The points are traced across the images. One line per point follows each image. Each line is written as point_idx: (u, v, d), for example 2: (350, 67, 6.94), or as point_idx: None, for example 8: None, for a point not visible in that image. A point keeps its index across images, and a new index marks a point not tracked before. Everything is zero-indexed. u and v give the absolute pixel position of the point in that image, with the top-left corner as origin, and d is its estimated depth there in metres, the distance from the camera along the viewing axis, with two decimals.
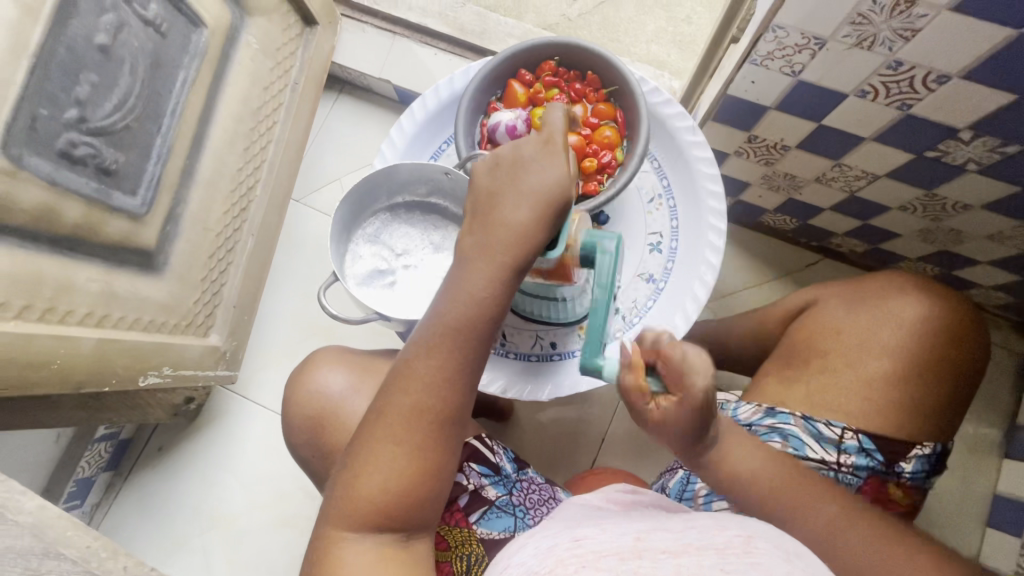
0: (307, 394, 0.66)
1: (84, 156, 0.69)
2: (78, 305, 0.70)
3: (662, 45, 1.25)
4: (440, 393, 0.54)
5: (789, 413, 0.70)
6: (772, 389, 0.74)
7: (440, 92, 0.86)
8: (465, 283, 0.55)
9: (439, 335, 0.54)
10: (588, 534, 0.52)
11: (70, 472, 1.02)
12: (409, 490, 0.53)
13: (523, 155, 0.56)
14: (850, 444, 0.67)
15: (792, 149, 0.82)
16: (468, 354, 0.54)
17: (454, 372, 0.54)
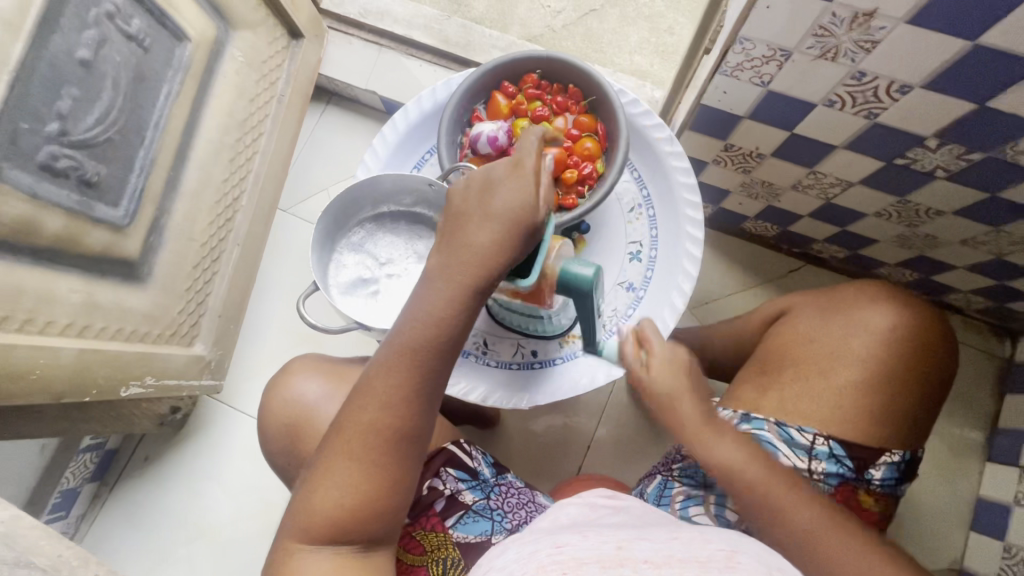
0: (285, 401, 0.66)
1: (66, 169, 0.69)
2: (58, 315, 0.70)
3: (645, 55, 1.27)
4: (397, 414, 0.54)
5: (764, 419, 0.71)
6: (747, 396, 0.75)
7: (424, 103, 0.88)
8: (426, 299, 0.55)
9: (399, 355, 0.55)
10: (569, 541, 0.55)
11: (55, 483, 1.02)
12: (368, 507, 0.54)
13: (494, 175, 0.57)
14: (820, 450, 0.68)
15: (768, 157, 0.83)
16: (429, 371, 0.55)
17: (414, 393, 0.55)
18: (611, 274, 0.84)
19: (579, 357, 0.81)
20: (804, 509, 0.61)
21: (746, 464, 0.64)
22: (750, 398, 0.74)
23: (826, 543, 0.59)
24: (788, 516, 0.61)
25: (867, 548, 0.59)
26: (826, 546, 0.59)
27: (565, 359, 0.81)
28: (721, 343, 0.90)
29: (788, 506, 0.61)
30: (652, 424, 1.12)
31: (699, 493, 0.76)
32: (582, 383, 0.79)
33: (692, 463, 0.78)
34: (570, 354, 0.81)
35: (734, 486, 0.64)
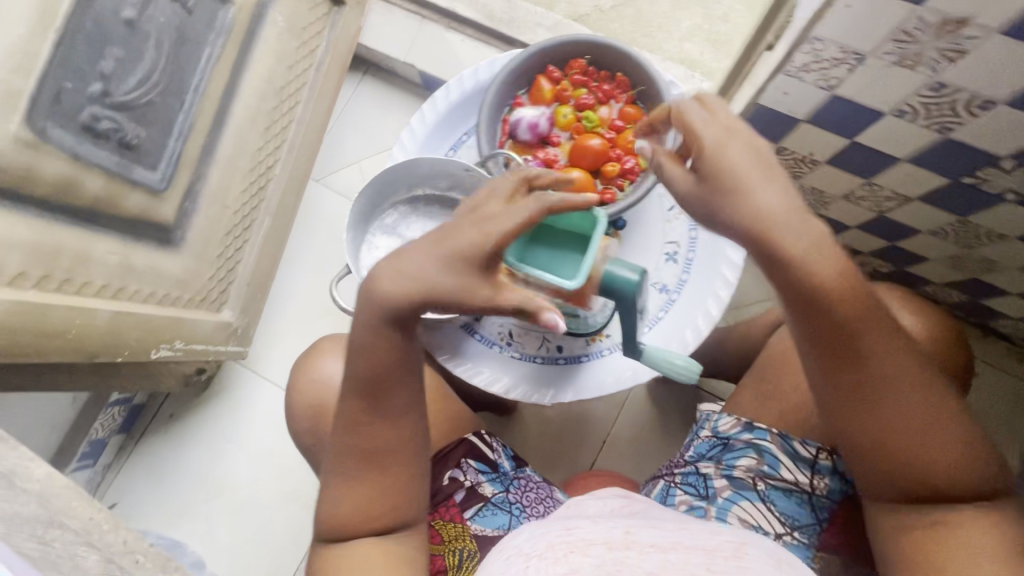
0: (310, 381, 0.66)
1: (107, 130, 0.69)
2: (95, 276, 0.71)
3: (695, 43, 1.21)
4: (366, 434, 0.56)
5: (767, 430, 0.75)
6: (752, 400, 0.79)
7: (465, 82, 0.84)
8: (358, 346, 0.53)
9: (351, 389, 0.55)
10: (579, 526, 0.57)
11: (85, 433, 1.06)
12: (378, 508, 0.58)
13: (484, 229, 0.49)
14: (823, 465, 0.72)
15: (822, 164, 0.79)
16: (389, 399, 0.56)
17: (377, 412, 0.56)
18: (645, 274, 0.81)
19: (605, 357, 0.80)
20: (882, 356, 0.52)
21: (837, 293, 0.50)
22: (752, 405, 0.79)
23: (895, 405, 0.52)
24: (864, 367, 0.52)
25: (946, 419, 0.52)
26: (895, 412, 0.52)
27: (590, 356, 0.80)
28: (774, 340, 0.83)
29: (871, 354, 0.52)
30: (669, 426, 1.11)
31: (701, 505, 0.75)
32: (607, 384, 0.79)
33: (692, 470, 0.79)
34: (596, 353, 0.80)
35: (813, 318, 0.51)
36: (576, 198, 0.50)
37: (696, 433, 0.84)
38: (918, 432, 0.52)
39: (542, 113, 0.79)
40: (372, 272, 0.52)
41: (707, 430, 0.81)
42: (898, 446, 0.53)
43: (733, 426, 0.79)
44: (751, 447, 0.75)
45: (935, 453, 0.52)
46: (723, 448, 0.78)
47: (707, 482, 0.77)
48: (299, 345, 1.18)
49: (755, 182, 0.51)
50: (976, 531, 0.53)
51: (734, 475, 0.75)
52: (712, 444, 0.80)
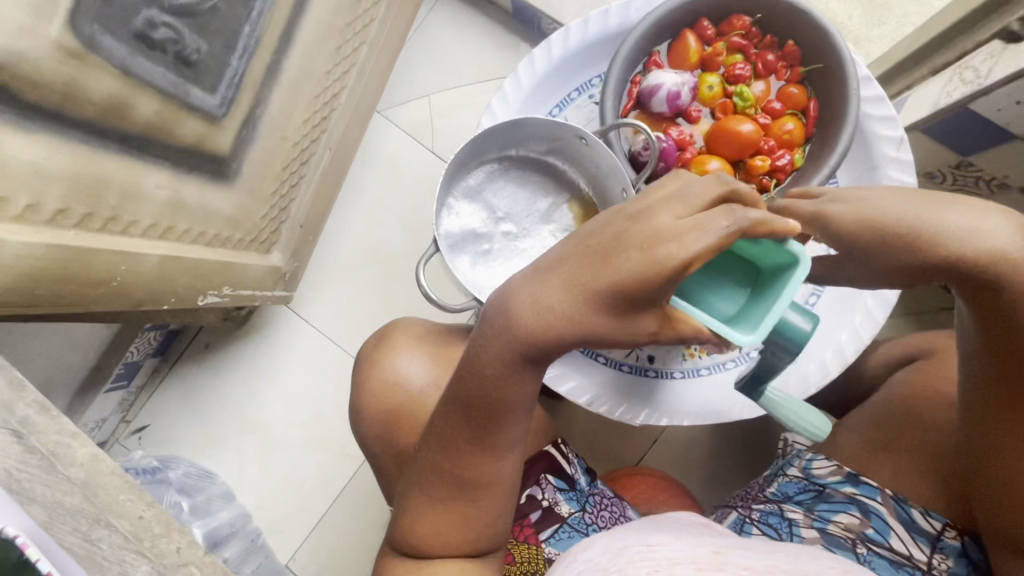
0: (383, 383, 0.58)
1: (163, 41, 0.56)
2: (144, 215, 0.62)
3: (845, 2, 1.01)
4: (468, 456, 0.47)
5: (875, 487, 0.60)
6: (858, 447, 0.65)
7: (589, 26, 0.68)
8: (477, 367, 0.44)
9: (460, 407, 0.46)
10: (661, 541, 0.48)
11: (120, 355, 1.01)
12: (468, 531, 0.50)
13: (658, 255, 0.38)
14: (948, 543, 0.57)
15: (1012, 190, 0.65)
16: (496, 432, 0.47)
17: (483, 436, 0.46)
18: None
19: (703, 377, 0.70)
20: None
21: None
22: (859, 453, 0.64)
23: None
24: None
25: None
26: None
27: (684, 374, 0.70)
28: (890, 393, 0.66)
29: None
30: (731, 437, 1.03)
31: None
32: (704, 410, 0.69)
33: (774, 510, 0.64)
34: (691, 370, 0.70)
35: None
36: (778, 219, 0.38)
37: (780, 470, 0.69)
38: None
39: (688, 82, 0.64)
40: (509, 286, 0.43)
41: (796, 469, 0.67)
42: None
43: (833, 472, 0.64)
44: (852, 501, 0.60)
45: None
46: (816, 495, 0.63)
47: (792, 527, 0.61)
48: (345, 291, 1.10)
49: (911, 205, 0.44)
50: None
51: (828, 529, 0.60)
52: (801, 487, 0.65)
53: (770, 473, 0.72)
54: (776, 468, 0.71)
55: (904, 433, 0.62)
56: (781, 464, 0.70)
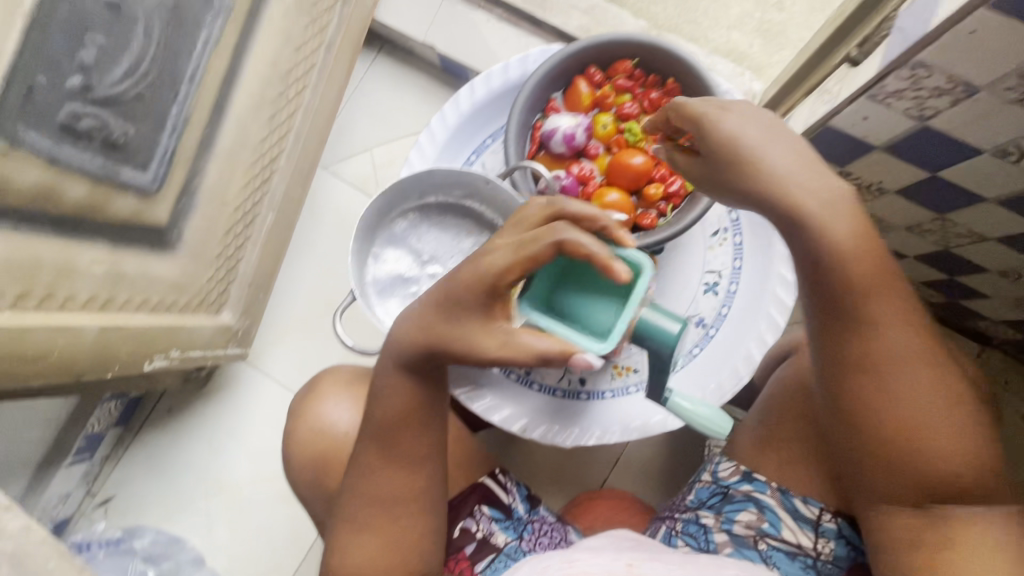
0: (312, 430, 0.62)
1: (90, 130, 0.61)
2: (80, 290, 0.65)
3: (744, 34, 1.10)
4: (382, 470, 0.54)
5: (766, 482, 0.65)
6: (752, 445, 0.68)
7: (492, 80, 0.75)
8: (384, 388, 0.54)
9: (374, 427, 0.54)
10: (581, 557, 0.50)
11: (80, 428, 1.02)
12: (386, 549, 0.54)
13: (481, 266, 0.48)
14: (827, 528, 0.62)
15: (889, 193, 0.71)
16: (406, 446, 0.54)
17: (395, 449, 0.54)
18: (681, 304, 0.74)
19: (632, 394, 0.72)
20: (888, 319, 0.52)
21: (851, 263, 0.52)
22: (753, 452, 0.67)
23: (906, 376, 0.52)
24: (872, 329, 0.52)
25: (955, 405, 0.52)
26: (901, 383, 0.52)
27: (614, 393, 0.73)
28: (778, 386, 0.71)
29: (880, 321, 0.52)
30: (688, 450, 1.05)
31: None
32: (634, 426, 0.71)
33: (692, 518, 0.67)
34: (621, 389, 0.73)
35: (829, 280, 0.52)
36: (601, 254, 0.46)
37: (698, 477, 0.72)
38: (924, 408, 0.51)
39: (581, 123, 0.70)
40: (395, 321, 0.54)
41: (706, 475, 0.70)
42: (902, 424, 0.52)
43: (734, 473, 0.67)
44: (750, 500, 0.64)
45: (942, 435, 0.51)
46: (722, 497, 0.66)
47: (707, 534, 0.64)
48: (303, 343, 1.13)
49: (775, 137, 0.53)
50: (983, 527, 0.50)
51: (734, 531, 0.63)
52: (712, 491, 0.68)
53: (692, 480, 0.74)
54: (696, 476, 0.74)
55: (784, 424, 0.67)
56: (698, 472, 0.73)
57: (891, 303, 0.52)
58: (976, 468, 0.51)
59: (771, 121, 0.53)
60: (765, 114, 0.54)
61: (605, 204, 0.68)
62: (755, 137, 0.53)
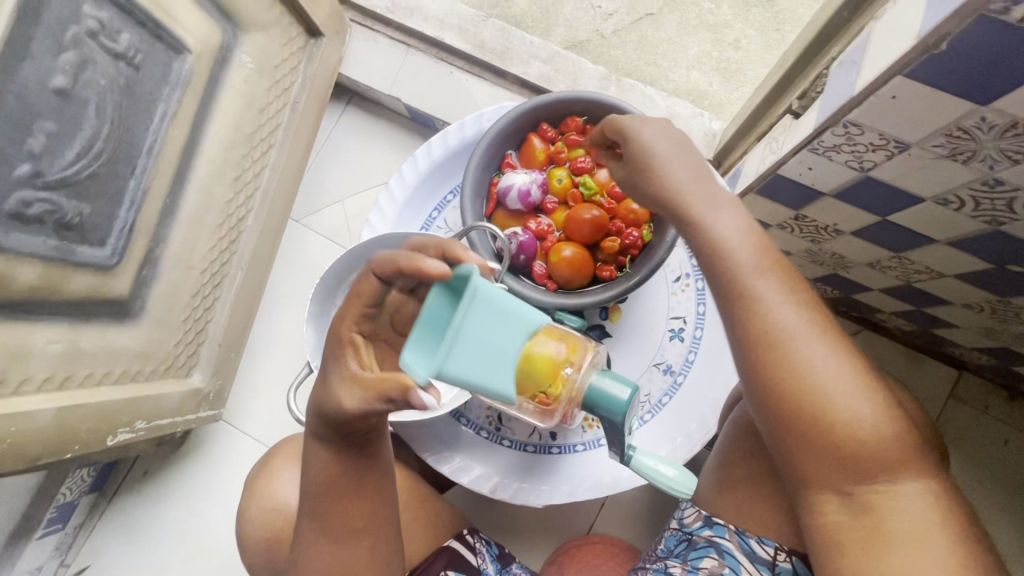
0: (267, 509, 0.61)
1: (41, 214, 0.61)
2: (35, 371, 0.64)
3: (704, 72, 1.13)
4: (328, 541, 0.52)
5: (725, 525, 0.59)
6: (710, 490, 0.61)
7: (449, 139, 0.76)
8: (317, 458, 0.51)
9: (315, 498, 0.52)
10: None
11: (51, 498, 1.00)
12: None
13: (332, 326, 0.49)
14: (783, 568, 0.56)
15: (846, 234, 0.71)
16: (342, 518, 0.52)
17: (338, 518, 0.52)
18: (648, 352, 0.74)
19: (603, 447, 0.71)
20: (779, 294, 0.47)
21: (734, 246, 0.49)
22: (712, 496, 0.61)
23: (806, 357, 0.46)
24: (765, 306, 0.47)
25: (861, 376, 0.46)
26: (802, 365, 0.46)
27: (586, 446, 0.72)
28: (731, 422, 0.64)
29: (767, 298, 0.47)
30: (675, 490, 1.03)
31: None
32: (605, 482, 0.70)
33: (660, 569, 0.62)
34: (592, 441, 0.72)
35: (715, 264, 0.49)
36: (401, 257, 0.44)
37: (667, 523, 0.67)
38: (829, 390, 0.45)
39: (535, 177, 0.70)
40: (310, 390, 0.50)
41: (674, 521, 0.65)
42: (811, 413, 0.46)
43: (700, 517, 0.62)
44: (712, 547, 0.58)
45: (859, 413, 0.45)
46: (687, 544, 0.61)
47: None
48: (280, 397, 1.11)
49: (681, 152, 0.54)
50: (911, 509, 0.45)
51: None
52: (678, 538, 0.63)
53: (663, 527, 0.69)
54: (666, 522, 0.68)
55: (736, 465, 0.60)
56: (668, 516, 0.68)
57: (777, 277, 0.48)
58: (895, 444, 0.46)
59: (681, 136, 0.55)
60: (672, 129, 0.56)
61: (563, 260, 0.68)
62: (660, 147, 0.54)
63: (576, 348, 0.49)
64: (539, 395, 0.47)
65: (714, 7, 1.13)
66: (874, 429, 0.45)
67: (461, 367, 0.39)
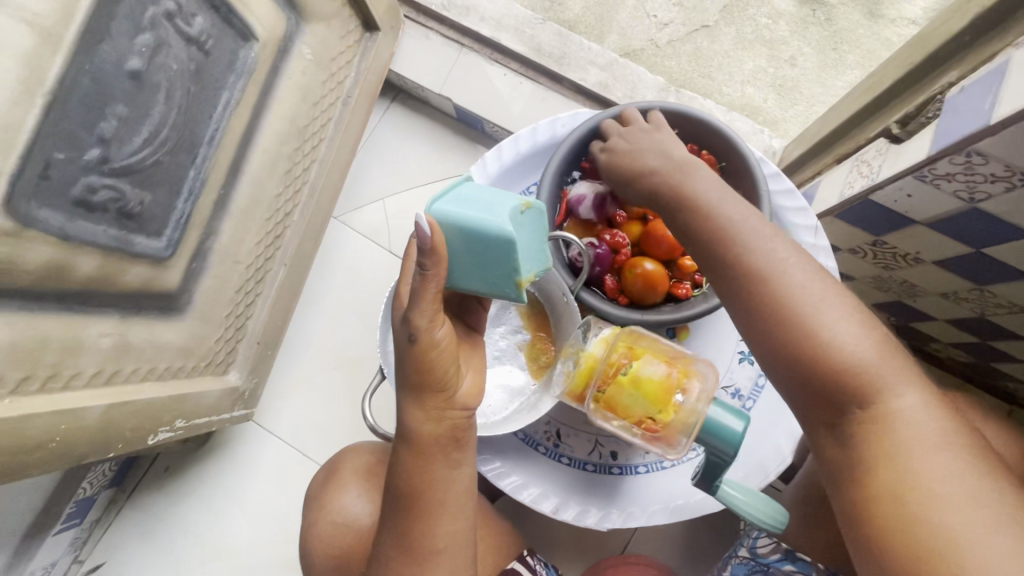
0: (341, 520, 0.63)
1: (104, 201, 0.58)
2: (86, 365, 0.61)
3: (759, 88, 1.11)
4: (411, 553, 0.52)
5: (810, 563, 0.62)
6: (796, 526, 0.66)
7: (521, 142, 0.74)
8: (407, 465, 0.52)
9: (403, 505, 0.52)
10: None
11: (71, 493, 0.96)
12: None
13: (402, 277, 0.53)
14: None
15: (926, 263, 0.69)
16: (427, 535, 0.52)
17: (425, 531, 0.52)
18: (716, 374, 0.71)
19: (667, 470, 0.69)
20: (766, 242, 0.51)
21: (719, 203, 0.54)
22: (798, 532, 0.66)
23: (791, 288, 0.48)
24: (752, 254, 0.50)
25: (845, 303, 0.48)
26: (779, 297, 0.49)
27: (649, 467, 0.69)
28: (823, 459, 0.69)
29: (752, 245, 0.51)
30: (718, 516, 0.99)
31: None
32: (673, 506, 0.68)
33: None
34: (655, 463, 0.69)
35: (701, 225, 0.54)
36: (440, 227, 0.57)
37: (733, 552, 0.69)
38: (829, 323, 0.47)
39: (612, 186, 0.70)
40: (401, 390, 0.51)
41: (744, 550, 0.67)
42: (809, 347, 0.47)
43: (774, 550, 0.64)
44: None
45: (854, 345, 0.46)
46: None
47: None
48: (310, 397, 1.08)
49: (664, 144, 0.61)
50: (910, 428, 0.45)
51: None
52: (749, 568, 0.65)
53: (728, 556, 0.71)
54: (732, 550, 0.71)
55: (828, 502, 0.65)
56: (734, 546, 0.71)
57: (765, 231, 0.52)
58: (886, 367, 0.46)
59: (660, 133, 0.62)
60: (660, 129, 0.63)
61: (639, 275, 0.66)
62: (643, 146, 0.62)
63: (686, 374, 0.51)
64: (648, 418, 0.50)
65: (772, 23, 1.12)
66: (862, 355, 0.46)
67: (452, 198, 0.50)
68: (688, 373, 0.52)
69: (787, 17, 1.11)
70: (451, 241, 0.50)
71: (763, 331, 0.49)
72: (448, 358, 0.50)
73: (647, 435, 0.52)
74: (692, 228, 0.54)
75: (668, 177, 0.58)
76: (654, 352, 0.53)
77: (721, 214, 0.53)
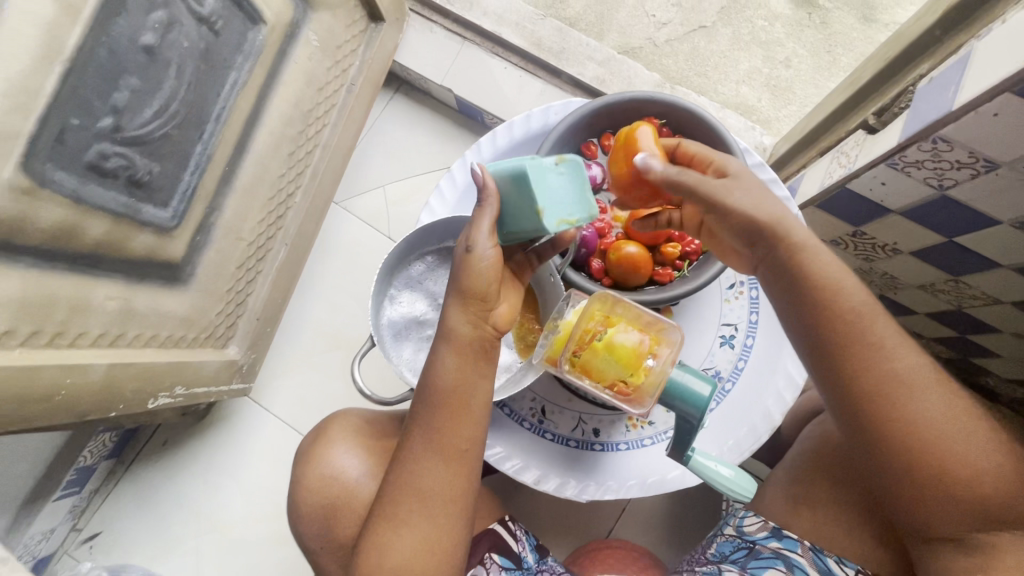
0: (335, 470, 0.67)
1: (116, 168, 0.61)
2: (92, 326, 0.64)
3: (753, 88, 1.13)
4: (436, 453, 0.56)
5: (797, 541, 0.64)
6: (786, 502, 0.69)
7: (515, 129, 0.78)
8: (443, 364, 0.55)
9: (435, 406, 0.55)
10: None
11: (71, 461, 0.99)
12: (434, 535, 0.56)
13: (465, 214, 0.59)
14: None
15: (904, 254, 0.71)
16: (454, 435, 0.56)
17: (454, 431, 0.55)
18: (696, 356, 0.74)
19: (647, 447, 0.71)
20: (900, 351, 0.53)
21: (838, 286, 0.53)
22: (787, 509, 0.68)
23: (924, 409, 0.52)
24: (885, 355, 0.52)
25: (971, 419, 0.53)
26: (914, 421, 0.52)
27: (629, 445, 0.71)
28: (814, 437, 0.72)
29: (886, 349, 0.52)
30: (701, 504, 1.01)
31: None
32: (650, 481, 0.70)
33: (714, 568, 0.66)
34: (635, 441, 0.71)
35: (826, 309, 0.53)
36: None
37: (720, 529, 0.72)
38: (953, 439, 0.52)
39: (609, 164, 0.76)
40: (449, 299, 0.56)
41: (731, 528, 0.70)
42: (932, 455, 0.52)
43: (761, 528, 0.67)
44: (778, 557, 0.63)
45: (974, 460, 0.52)
46: (747, 552, 0.65)
47: None
48: (306, 377, 1.11)
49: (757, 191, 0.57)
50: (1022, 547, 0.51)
51: None
52: (736, 545, 0.67)
53: (715, 533, 0.74)
54: (719, 528, 0.73)
55: (817, 482, 0.68)
56: (723, 524, 0.73)
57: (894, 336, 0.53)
58: (1005, 483, 0.52)
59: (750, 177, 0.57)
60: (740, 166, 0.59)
61: (621, 257, 0.68)
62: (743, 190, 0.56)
63: (658, 341, 0.57)
64: (621, 382, 0.57)
65: (768, 25, 1.14)
66: (980, 471, 0.51)
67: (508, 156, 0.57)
68: (659, 341, 0.58)
69: (783, 19, 1.14)
70: (502, 196, 0.56)
71: (890, 432, 0.53)
72: (491, 276, 0.55)
73: (619, 396, 0.58)
74: (823, 319, 0.53)
75: (775, 238, 0.55)
76: (629, 320, 0.59)
77: (850, 311, 0.53)
